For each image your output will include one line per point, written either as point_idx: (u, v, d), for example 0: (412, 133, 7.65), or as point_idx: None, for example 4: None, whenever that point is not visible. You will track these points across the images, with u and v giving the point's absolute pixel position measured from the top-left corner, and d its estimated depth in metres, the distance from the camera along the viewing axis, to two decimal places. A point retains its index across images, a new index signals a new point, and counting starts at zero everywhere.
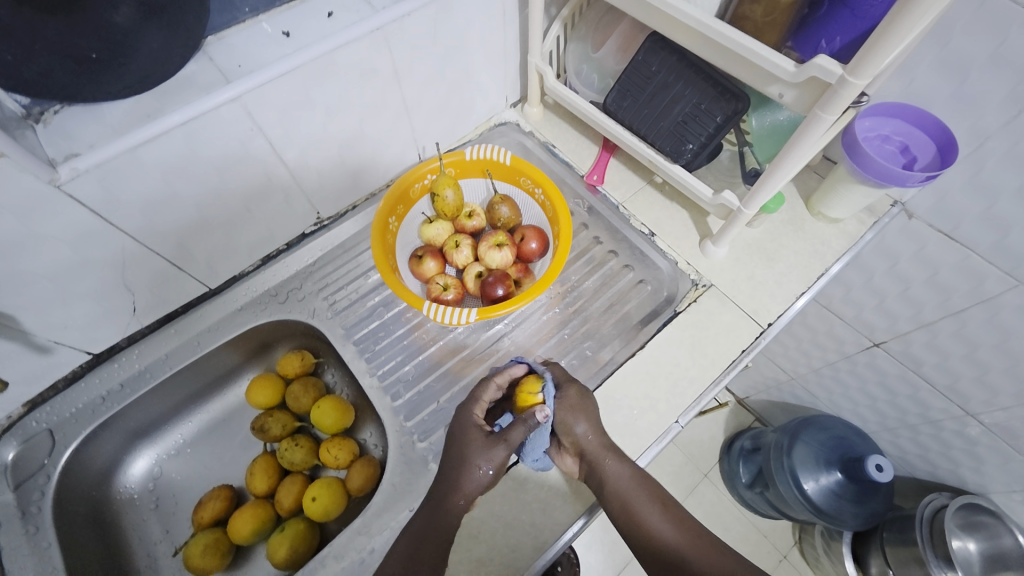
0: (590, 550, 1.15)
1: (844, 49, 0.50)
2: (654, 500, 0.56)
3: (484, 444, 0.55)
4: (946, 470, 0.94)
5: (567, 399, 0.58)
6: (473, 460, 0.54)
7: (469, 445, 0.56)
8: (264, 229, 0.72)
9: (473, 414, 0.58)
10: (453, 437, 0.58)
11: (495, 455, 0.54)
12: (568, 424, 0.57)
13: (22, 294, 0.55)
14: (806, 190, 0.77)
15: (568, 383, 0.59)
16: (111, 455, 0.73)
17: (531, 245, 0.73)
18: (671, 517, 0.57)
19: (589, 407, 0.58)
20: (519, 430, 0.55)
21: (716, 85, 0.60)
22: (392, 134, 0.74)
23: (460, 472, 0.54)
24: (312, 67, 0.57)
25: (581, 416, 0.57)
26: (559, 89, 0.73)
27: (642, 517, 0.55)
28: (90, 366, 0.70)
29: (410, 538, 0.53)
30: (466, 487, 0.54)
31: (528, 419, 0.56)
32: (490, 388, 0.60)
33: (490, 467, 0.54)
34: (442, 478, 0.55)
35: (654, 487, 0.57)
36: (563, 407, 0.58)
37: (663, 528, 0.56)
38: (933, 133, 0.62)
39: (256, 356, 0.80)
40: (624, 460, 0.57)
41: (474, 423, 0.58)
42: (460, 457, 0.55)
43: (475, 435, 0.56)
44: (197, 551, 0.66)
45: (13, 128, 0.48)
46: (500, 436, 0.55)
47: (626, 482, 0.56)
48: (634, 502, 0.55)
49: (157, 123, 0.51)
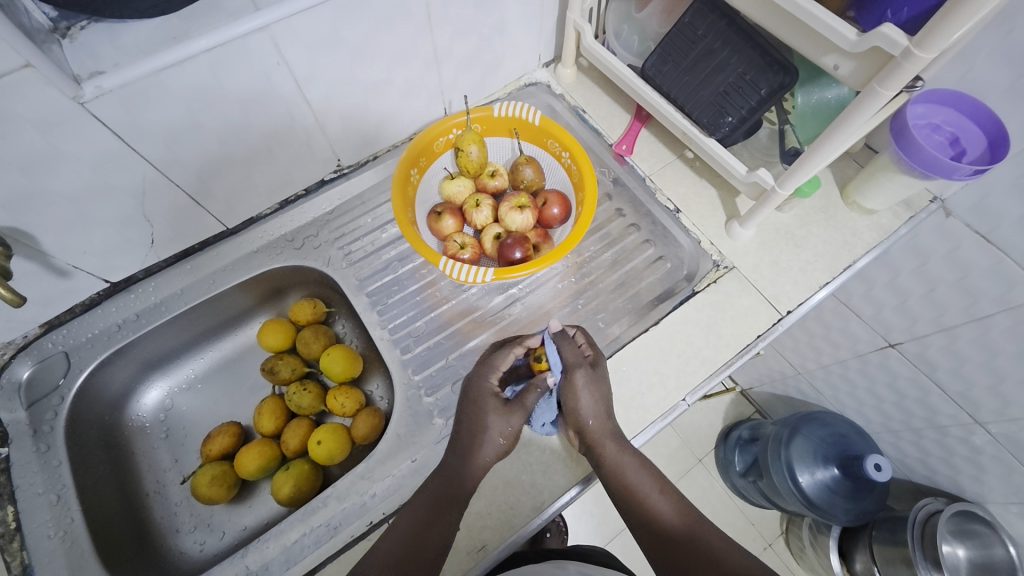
0: (579, 520, 1.18)
1: (911, 22, 0.46)
2: (654, 479, 0.58)
3: (502, 412, 0.57)
4: (945, 476, 0.93)
5: (572, 381, 0.57)
6: (492, 431, 0.56)
7: (485, 416, 0.57)
8: (284, 172, 0.71)
9: (487, 383, 0.59)
10: (467, 408, 0.58)
11: (513, 420, 0.57)
12: (575, 404, 0.56)
13: (42, 214, 0.55)
14: (842, 178, 0.74)
15: (575, 366, 0.58)
16: (125, 383, 0.75)
17: (553, 210, 0.72)
18: (669, 496, 0.58)
19: (595, 388, 0.57)
20: (533, 395, 0.59)
21: (765, 55, 0.57)
22: (419, 83, 0.72)
23: (479, 441, 0.56)
24: (342, 2, 0.55)
25: (589, 394, 0.57)
26: (596, 49, 0.70)
27: (641, 493, 0.57)
28: (108, 294, 0.70)
29: (426, 503, 0.54)
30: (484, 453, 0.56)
31: (539, 384, 0.59)
32: (508, 358, 0.60)
33: (508, 433, 0.56)
34: (459, 446, 0.57)
35: (653, 466, 0.58)
36: (570, 388, 0.57)
37: (659, 504, 0.57)
38: (986, 126, 0.59)
39: (269, 300, 0.81)
40: (625, 445, 0.57)
41: (489, 394, 0.58)
42: (478, 424, 0.56)
43: (492, 404, 0.57)
44: (204, 480, 0.68)
45: (40, 40, 0.47)
46: (516, 403, 0.58)
47: (628, 462, 0.56)
48: (634, 478, 0.56)
49: (183, 46, 0.49)
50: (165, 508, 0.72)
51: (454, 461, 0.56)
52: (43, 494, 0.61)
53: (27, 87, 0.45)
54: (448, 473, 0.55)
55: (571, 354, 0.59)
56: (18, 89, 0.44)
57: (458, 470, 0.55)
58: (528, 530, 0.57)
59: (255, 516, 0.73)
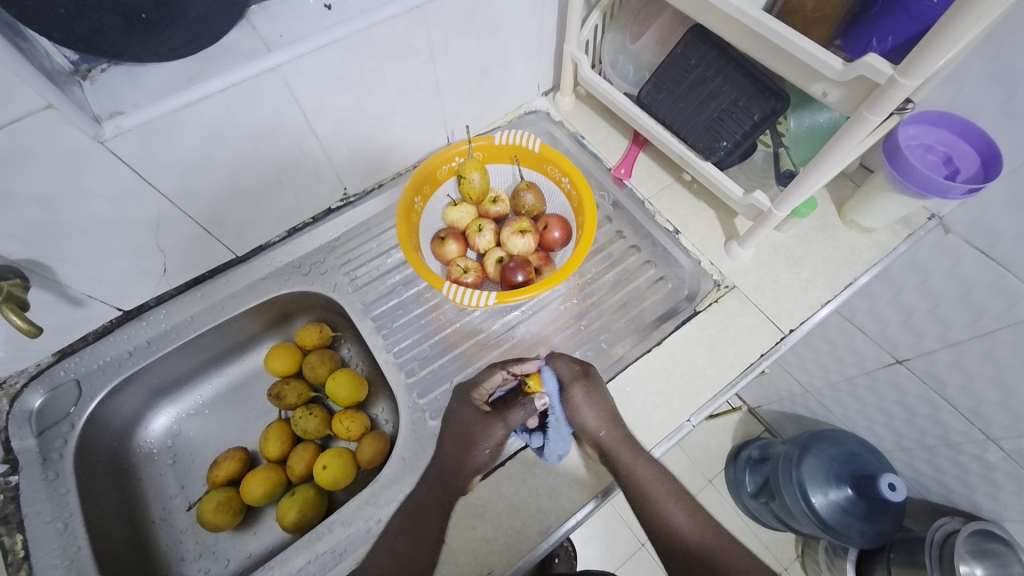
0: (588, 545, 1.16)
1: (894, 50, 0.48)
2: (670, 488, 0.58)
3: (484, 423, 0.59)
4: (961, 495, 0.91)
5: (571, 398, 0.59)
6: (478, 442, 0.58)
7: (469, 426, 0.58)
8: (292, 202, 0.74)
9: (472, 395, 0.60)
10: (452, 417, 0.60)
11: (494, 433, 0.58)
12: (582, 417, 0.59)
13: (59, 246, 0.57)
14: (839, 197, 0.75)
15: (572, 383, 0.60)
16: (134, 410, 0.76)
17: (553, 234, 0.73)
18: (686, 505, 0.58)
19: (597, 401, 0.59)
20: (517, 414, 0.60)
21: (756, 82, 0.59)
22: (423, 114, 0.74)
23: (461, 452, 0.57)
24: (348, 41, 0.57)
25: (591, 407, 0.59)
26: (593, 78, 0.72)
27: (658, 504, 0.57)
28: (120, 322, 0.72)
29: (410, 514, 0.55)
30: (467, 466, 0.57)
31: (527, 403, 0.61)
32: (496, 376, 0.61)
33: (489, 445, 0.58)
34: (446, 454, 0.57)
35: (669, 475, 0.59)
36: (571, 404, 0.59)
37: (677, 516, 0.57)
38: (978, 145, 0.60)
39: (276, 326, 0.82)
40: (641, 454, 0.58)
41: (474, 405, 0.60)
42: (463, 436, 0.58)
43: (475, 415, 0.59)
44: (210, 507, 0.68)
45: (62, 83, 0.50)
46: (499, 416, 0.60)
47: (644, 472, 0.57)
48: (651, 489, 0.57)
49: (199, 86, 0.52)
50: (171, 536, 0.72)
51: (437, 472, 0.57)
52: (50, 522, 0.61)
53: (50, 128, 0.47)
54: (433, 482, 0.56)
55: (567, 371, 0.60)
56: (40, 128, 0.47)
57: (442, 478, 0.56)
58: (534, 556, 0.57)
59: (260, 543, 0.72)
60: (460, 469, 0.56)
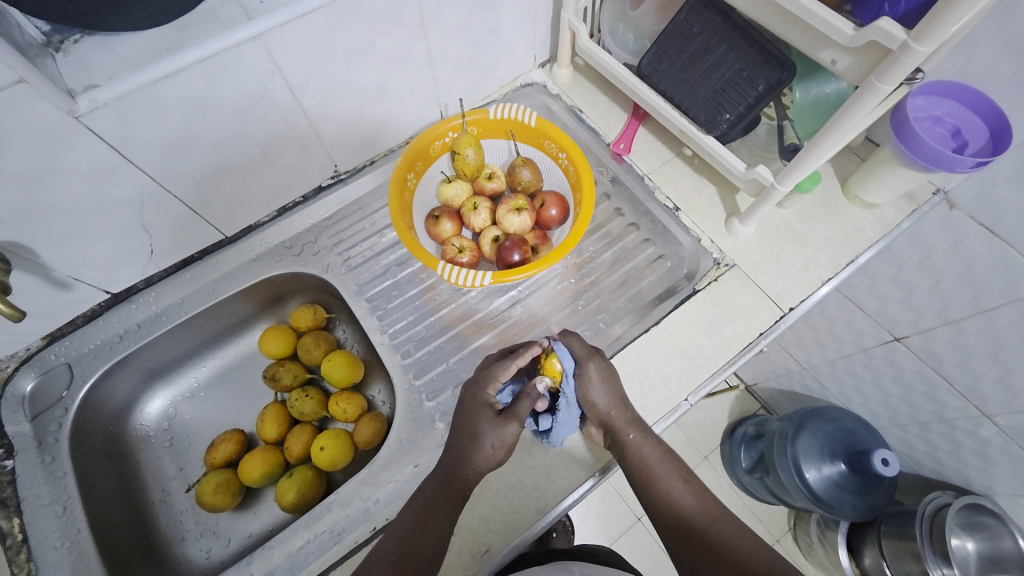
0: (586, 519, 1.18)
1: (908, 15, 0.46)
2: (675, 468, 0.58)
3: (495, 422, 0.55)
4: (953, 469, 0.93)
5: (584, 375, 0.58)
6: (487, 440, 0.55)
7: (480, 421, 0.55)
8: (281, 179, 0.71)
9: (486, 391, 0.57)
10: (462, 412, 0.57)
11: (507, 433, 0.54)
12: (592, 396, 0.57)
13: (40, 228, 0.55)
14: (843, 172, 0.73)
15: (587, 360, 0.58)
16: (128, 393, 0.75)
17: (550, 212, 0.71)
18: (691, 487, 0.58)
19: (608, 381, 0.58)
20: (527, 404, 0.56)
21: (761, 51, 0.56)
22: (414, 88, 0.72)
23: (472, 448, 0.55)
24: (334, 8, 0.54)
25: (602, 387, 0.58)
26: (592, 48, 0.69)
27: (661, 482, 0.57)
28: (109, 305, 0.70)
29: (416, 506, 0.54)
30: (477, 463, 0.54)
31: (531, 390, 0.57)
32: (510, 368, 0.57)
33: (500, 445, 0.55)
34: (455, 448, 0.56)
35: (674, 456, 0.59)
36: (583, 381, 0.58)
37: (680, 495, 0.57)
38: (988, 117, 0.58)
39: (270, 308, 0.81)
40: (647, 434, 0.58)
41: (486, 400, 0.57)
42: (472, 433, 0.55)
43: (488, 413, 0.56)
44: (208, 488, 0.69)
45: (34, 54, 0.47)
46: (511, 414, 0.55)
47: (649, 451, 0.57)
48: (655, 469, 0.57)
49: (177, 57, 0.49)
50: (171, 517, 0.73)
51: (447, 466, 0.55)
52: (49, 505, 0.61)
53: (22, 103, 0.45)
54: (440, 476, 0.55)
55: (580, 348, 0.59)
56: (11, 103, 0.44)
57: (451, 472, 0.55)
58: (532, 534, 0.57)
59: (261, 523, 0.73)
60: (470, 463, 0.54)
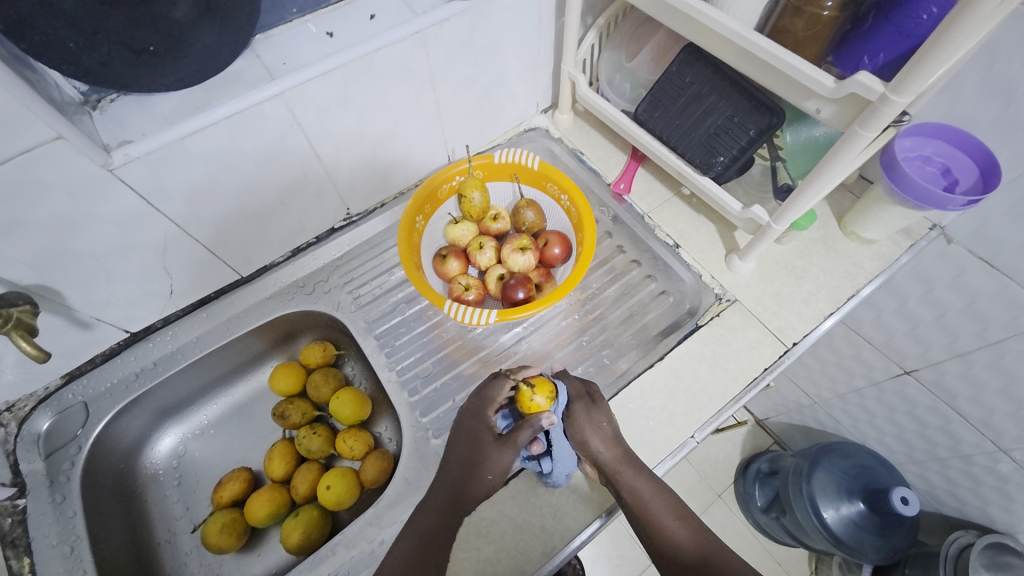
0: (597, 562, 1.14)
1: (887, 66, 0.50)
2: (671, 504, 0.56)
3: (493, 447, 0.57)
4: (975, 508, 0.90)
5: (573, 416, 0.60)
6: (486, 464, 0.56)
7: (479, 444, 0.58)
8: (296, 222, 0.75)
9: (484, 413, 0.60)
10: (462, 431, 0.60)
11: (503, 458, 0.56)
12: (583, 432, 0.59)
13: (68, 271, 0.58)
14: (839, 210, 0.75)
15: (575, 399, 0.61)
16: (140, 431, 0.76)
17: (553, 250, 0.73)
18: (687, 524, 0.57)
19: (598, 419, 0.59)
20: (525, 433, 0.57)
21: (750, 99, 0.60)
22: (424, 135, 0.76)
23: (470, 468, 0.56)
24: (350, 68, 0.59)
25: (593, 424, 0.59)
26: (591, 96, 0.73)
27: (659, 521, 0.56)
28: (128, 343, 0.73)
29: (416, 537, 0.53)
30: (472, 486, 0.56)
31: (534, 423, 0.58)
32: (504, 387, 0.61)
33: (497, 470, 0.56)
34: (452, 467, 0.57)
35: (670, 492, 0.57)
36: (574, 422, 0.60)
37: (680, 533, 0.56)
38: (976, 156, 0.60)
39: (281, 344, 0.83)
40: (642, 471, 0.57)
41: (485, 423, 0.59)
42: (473, 456, 0.57)
43: (487, 436, 0.58)
44: (214, 528, 0.68)
45: (72, 113, 0.52)
46: (508, 440, 0.57)
47: (644, 489, 0.56)
48: (651, 507, 0.55)
49: (205, 115, 0.54)
50: (176, 558, 0.72)
51: (445, 489, 0.56)
52: (57, 546, 0.61)
53: (61, 158, 0.49)
54: (443, 505, 0.55)
55: (573, 387, 0.62)
56: (50, 159, 0.48)
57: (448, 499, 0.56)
58: None
59: (265, 565, 0.72)
60: (466, 487, 0.56)
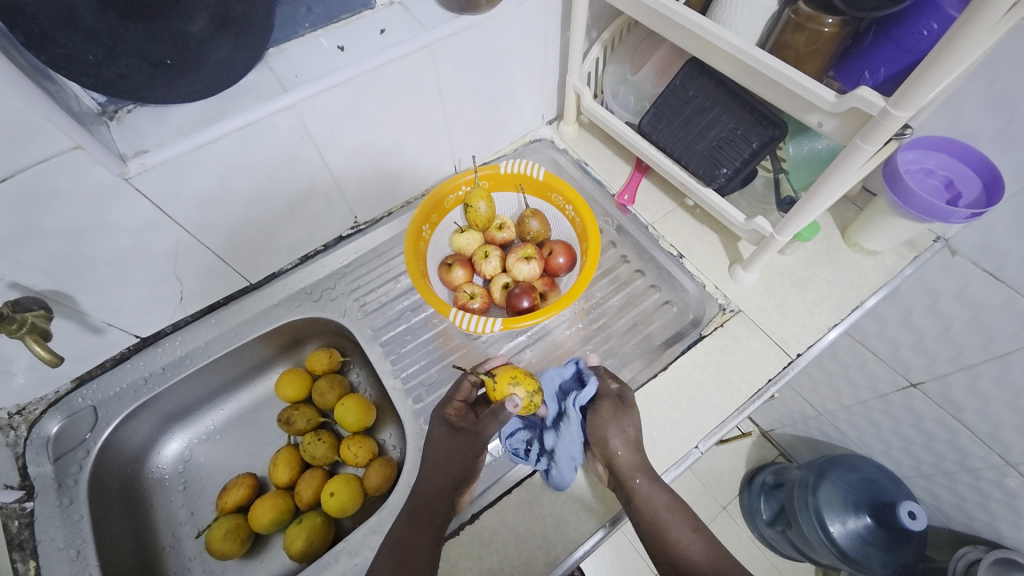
0: (600, 574, 1.13)
1: (887, 81, 0.50)
2: (682, 515, 0.57)
3: (457, 439, 0.60)
4: (983, 523, 0.88)
5: (597, 413, 0.61)
6: (457, 457, 0.59)
7: (445, 441, 0.60)
8: (305, 231, 0.76)
9: (444, 411, 0.63)
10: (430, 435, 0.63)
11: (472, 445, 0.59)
12: (604, 434, 0.59)
13: (80, 277, 0.59)
14: (843, 221, 0.76)
15: (601, 399, 0.62)
16: (147, 436, 0.77)
17: (558, 260, 0.74)
18: (698, 535, 0.58)
19: (622, 422, 0.60)
20: (494, 424, 0.60)
21: (753, 112, 0.61)
22: (431, 146, 0.77)
23: (444, 463, 0.59)
24: (361, 81, 0.60)
25: (616, 428, 0.59)
26: (595, 108, 0.74)
27: (670, 532, 0.56)
28: (137, 348, 0.74)
29: (399, 543, 0.55)
30: (449, 480, 0.58)
31: (499, 411, 0.60)
32: (462, 385, 0.65)
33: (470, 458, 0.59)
34: (428, 468, 0.60)
35: (682, 505, 0.58)
36: (598, 420, 0.60)
37: (690, 545, 0.57)
38: (979, 169, 0.61)
39: (287, 351, 0.83)
40: (657, 482, 0.57)
41: (448, 420, 0.62)
42: (440, 453, 0.60)
43: (451, 430, 0.61)
44: (218, 534, 0.68)
45: (91, 123, 0.53)
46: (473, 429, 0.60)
47: (658, 500, 0.56)
48: (662, 518, 0.56)
49: (219, 126, 0.55)
50: (179, 563, 0.73)
51: (423, 489, 0.59)
52: (63, 549, 0.62)
53: (79, 167, 0.50)
54: (422, 507, 0.58)
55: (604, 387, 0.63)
56: (69, 168, 0.49)
57: (425, 501, 0.58)
58: None
59: (267, 571, 0.72)
60: (443, 483, 0.58)
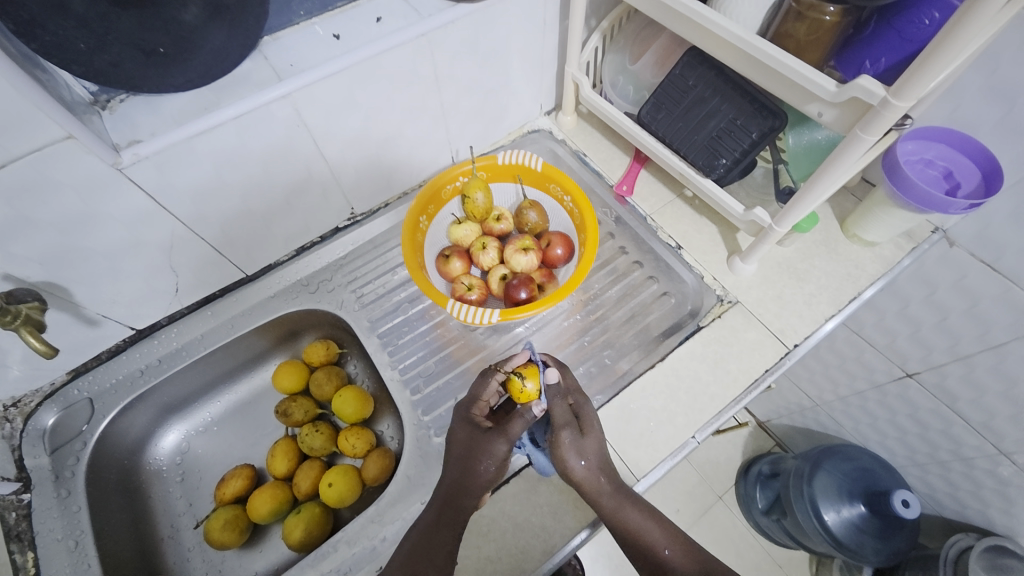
0: (597, 563, 1.14)
1: (888, 71, 0.50)
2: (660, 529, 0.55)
3: (484, 438, 0.56)
4: (975, 511, 0.90)
5: (556, 442, 0.55)
6: (484, 456, 0.56)
7: (473, 440, 0.57)
8: (301, 222, 0.75)
9: (471, 409, 0.59)
10: (456, 432, 0.59)
11: (497, 448, 0.55)
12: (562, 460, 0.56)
13: (73, 269, 0.59)
14: (841, 212, 0.76)
15: (562, 427, 0.56)
16: (145, 427, 0.77)
17: (556, 251, 0.74)
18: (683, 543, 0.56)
19: (584, 444, 0.56)
20: (518, 423, 0.56)
21: (753, 102, 0.60)
22: (428, 136, 0.76)
23: (467, 462, 0.56)
24: (356, 70, 0.59)
25: (577, 453, 0.55)
26: (594, 98, 0.74)
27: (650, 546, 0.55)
28: (133, 340, 0.73)
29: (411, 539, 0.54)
30: (474, 479, 0.55)
31: (525, 411, 0.57)
32: (489, 384, 0.59)
33: (493, 460, 0.55)
34: (456, 463, 0.57)
35: (659, 516, 0.57)
36: (557, 450, 0.55)
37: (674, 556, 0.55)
38: (978, 159, 0.60)
39: (284, 343, 0.83)
40: (628, 500, 0.55)
41: (476, 420, 0.58)
42: (466, 450, 0.57)
43: (478, 429, 0.57)
44: (217, 525, 0.69)
45: (82, 112, 0.52)
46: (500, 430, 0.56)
47: (632, 518, 0.55)
48: (639, 533, 0.55)
49: (212, 115, 0.54)
50: (179, 554, 0.73)
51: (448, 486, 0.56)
52: (62, 540, 0.62)
53: (71, 157, 0.49)
54: (445, 502, 0.55)
55: (559, 413, 0.56)
56: (59, 157, 0.49)
57: (449, 495, 0.55)
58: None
59: (266, 561, 0.73)
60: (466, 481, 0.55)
